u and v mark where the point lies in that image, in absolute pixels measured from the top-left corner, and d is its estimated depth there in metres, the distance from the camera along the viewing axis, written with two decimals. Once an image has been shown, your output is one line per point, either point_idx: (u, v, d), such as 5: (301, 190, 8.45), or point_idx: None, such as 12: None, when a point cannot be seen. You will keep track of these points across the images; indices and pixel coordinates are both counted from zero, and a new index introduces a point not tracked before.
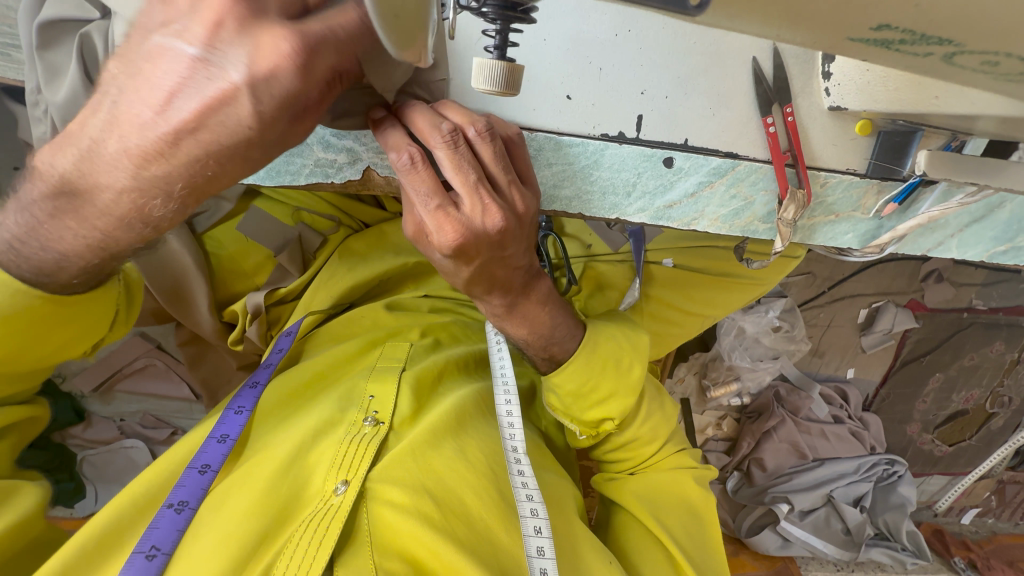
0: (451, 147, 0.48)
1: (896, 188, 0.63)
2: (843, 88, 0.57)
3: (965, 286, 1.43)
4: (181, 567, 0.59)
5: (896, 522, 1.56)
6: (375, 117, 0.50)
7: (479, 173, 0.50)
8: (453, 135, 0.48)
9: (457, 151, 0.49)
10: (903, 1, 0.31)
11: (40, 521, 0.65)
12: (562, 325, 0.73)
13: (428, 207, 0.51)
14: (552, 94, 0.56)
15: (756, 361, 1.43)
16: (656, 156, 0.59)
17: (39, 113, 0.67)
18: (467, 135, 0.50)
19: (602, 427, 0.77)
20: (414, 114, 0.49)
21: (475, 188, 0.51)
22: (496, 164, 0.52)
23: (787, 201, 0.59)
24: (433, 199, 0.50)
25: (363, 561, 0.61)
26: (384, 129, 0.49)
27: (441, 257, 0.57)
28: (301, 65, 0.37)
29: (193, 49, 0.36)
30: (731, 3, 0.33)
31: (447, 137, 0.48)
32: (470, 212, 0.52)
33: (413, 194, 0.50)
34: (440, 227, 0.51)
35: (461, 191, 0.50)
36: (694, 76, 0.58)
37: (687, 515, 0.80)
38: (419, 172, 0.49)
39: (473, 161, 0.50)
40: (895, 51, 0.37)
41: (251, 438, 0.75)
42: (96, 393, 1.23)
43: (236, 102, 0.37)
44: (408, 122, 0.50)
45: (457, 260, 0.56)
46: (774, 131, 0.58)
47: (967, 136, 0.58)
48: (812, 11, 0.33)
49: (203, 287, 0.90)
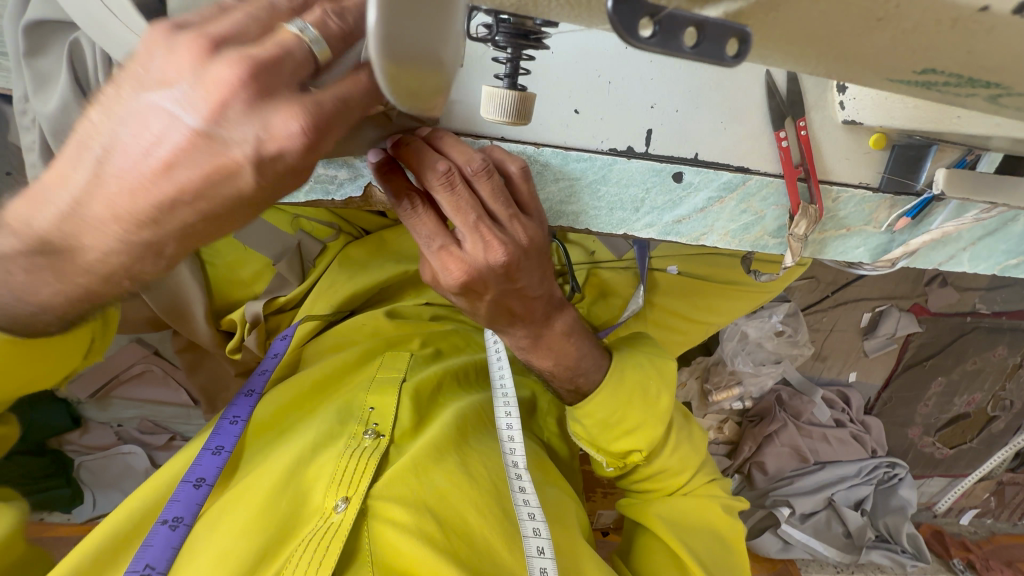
0: (448, 189, 0.48)
1: (909, 203, 0.61)
2: (859, 102, 0.55)
3: (969, 291, 1.42)
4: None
5: (897, 524, 1.56)
6: (374, 162, 0.49)
7: (478, 212, 0.50)
8: (449, 176, 0.47)
9: (454, 193, 0.48)
10: (955, 46, 0.30)
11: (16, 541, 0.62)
12: (588, 355, 0.73)
13: (431, 249, 0.52)
14: (560, 107, 0.54)
15: (758, 365, 1.42)
16: (666, 171, 0.57)
17: (26, 122, 0.66)
18: (464, 173, 0.48)
19: (630, 458, 0.77)
20: (413, 157, 0.48)
21: (476, 227, 0.50)
22: (496, 200, 0.51)
23: (798, 217, 0.58)
24: (435, 241, 0.51)
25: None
26: (384, 176, 0.49)
27: (456, 297, 0.58)
28: (308, 142, 0.37)
29: (194, 120, 0.35)
30: (767, 42, 0.31)
31: (443, 179, 0.47)
32: (473, 250, 0.52)
33: (416, 236, 0.52)
34: (446, 268, 0.52)
35: (462, 231, 0.51)
36: (706, 88, 0.56)
37: (712, 540, 0.82)
38: (418, 217, 0.50)
39: (472, 201, 0.49)
40: (936, 92, 0.36)
41: (246, 452, 0.73)
42: (92, 399, 1.21)
43: (238, 173, 0.37)
44: (416, 169, 0.48)
45: (469, 296, 0.57)
46: (787, 145, 0.56)
47: (982, 150, 0.56)
48: (856, 50, 0.32)
49: (197, 293, 0.88)
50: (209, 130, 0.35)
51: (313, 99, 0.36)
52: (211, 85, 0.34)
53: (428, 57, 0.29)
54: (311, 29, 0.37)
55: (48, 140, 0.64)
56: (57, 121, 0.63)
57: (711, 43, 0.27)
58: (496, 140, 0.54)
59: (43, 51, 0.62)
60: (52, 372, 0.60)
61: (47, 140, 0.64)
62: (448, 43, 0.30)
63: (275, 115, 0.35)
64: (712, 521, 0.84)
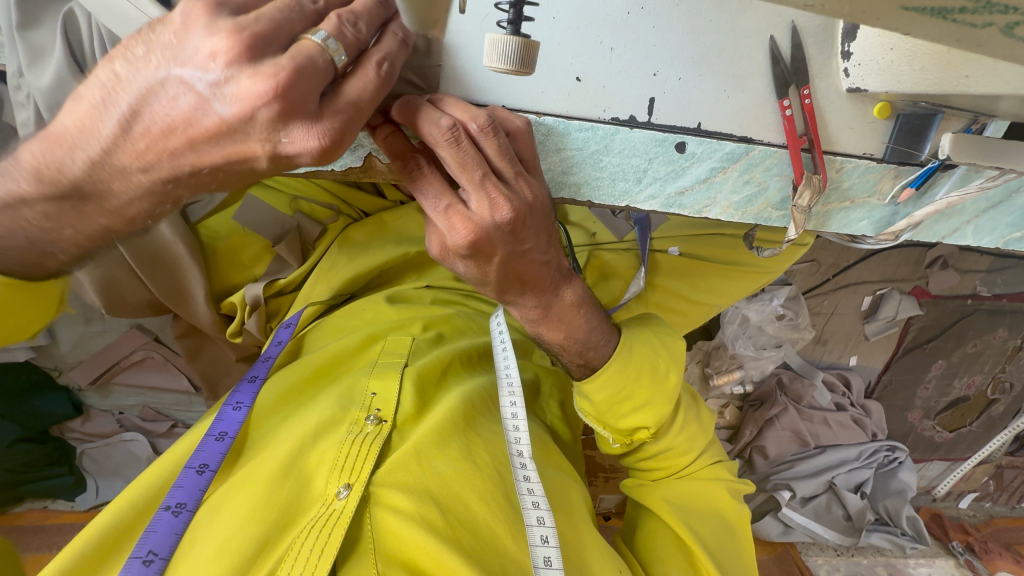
0: (453, 145, 0.47)
1: (914, 172, 0.61)
2: (863, 68, 0.55)
3: (969, 273, 1.41)
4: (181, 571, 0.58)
5: (897, 507, 1.57)
6: (371, 125, 0.50)
7: (484, 168, 0.49)
8: (454, 131, 0.46)
9: (460, 149, 0.47)
10: None
11: None
12: (598, 329, 0.73)
13: (438, 208, 0.51)
14: (562, 75, 0.54)
15: (759, 349, 1.42)
16: (668, 141, 0.56)
17: (21, 97, 0.65)
18: (468, 130, 0.48)
19: (637, 435, 0.77)
20: (412, 114, 0.48)
21: (481, 184, 0.49)
22: (501, 157, 0.50)
23: (801, 187, 0.57)
24: (441, 199, 0.51)
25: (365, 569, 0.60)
26: (384, 136, 0.50)
27: (461, 262, 0.57)
28: (326, 149, 0.42)
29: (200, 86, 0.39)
30: None
31: (448, 135, 0.46)
32: (478, 209, 0.51)
33: (423, 199, 0.51)
34: (451, 227, 0.51)
35: (467, 187, 0.49)
36: (708, 56, 0.55)
37: (720, 527, 0.82)
38: (425, 175, 0.50)
39: (477, 157, 0.48)
40: (950, 22, 0.35)
41: (249, 436, 0.73)
42: (93, 386, 1.20)
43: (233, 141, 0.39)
44: (410, 124, 0.48)
45: (476, 260, 0.56)
46: (791, 114, 0.56)
47: (988, 118, 0.56)
48: None
49: (197, 275, 0.87)
50: (233, 121, 0.39)
51: (333, 112, 0.41)
52: (240, 97, 0.38)
53: None
54: (334, 41, 0.40)
55: (42, 114, 0.63)
56: (52, 95, 0.62)
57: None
58: (500, 106, 0.54)
59: (38, 24, 0.62)
60: (29, 323, 0.61)
61: (41, 114, 0.63)
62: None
63: (297, 130, 0.40)
64: (719, 499, 0.84)
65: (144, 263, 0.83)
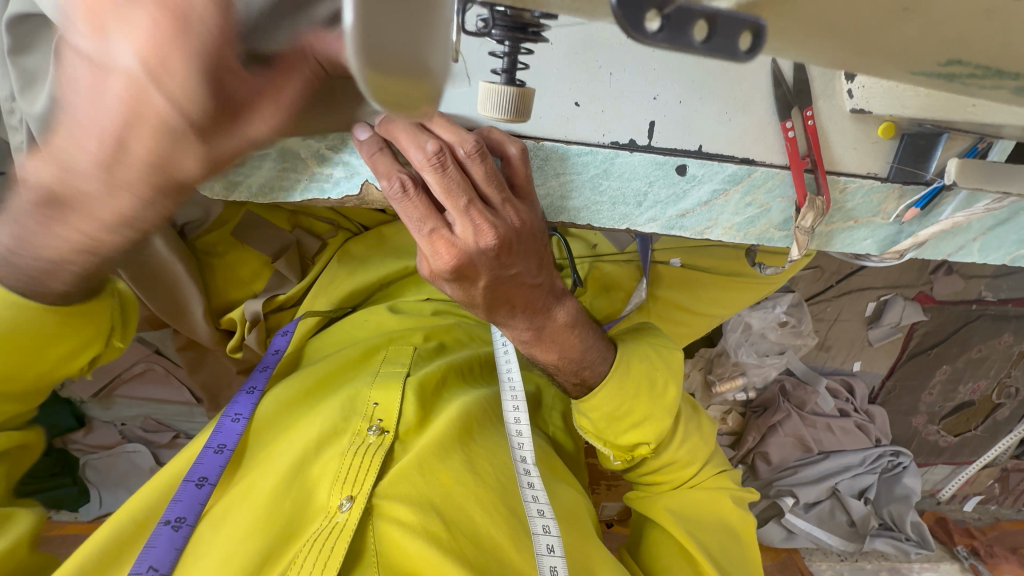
0: (438, 170, 0.46)
1: (919, 192, 0.60)
2: (868, 91, 0.54)
3: (975, 278, 1.40)
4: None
5: (900, 512, 1.56)
6: (360, 138, 0.49)
7: (469, 195, 0.48)
8: (438, 156, 0.46)
9: (444, 174, 0.47)
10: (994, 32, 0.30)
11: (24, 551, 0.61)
12: (593, 347, 0.72)
13: (421, 232, 0.50)
14: (560, 99, 0.53)
15: (762, 356, 1.42)
16: (669, 164, 0.56)
17: (16, 121, 0.65)
18: (456, 155, 0.48)
19: (637, 451, 0.77)
20: (398, 133, 0.46)
21: (466, 211, 0.49)
22: (488, 183, 0.50)
23: (805, 209, 0.56)
24: (426, 223, 0.49)
25: None
26: (371, 153, 0.48)
27: (446, 283, 0.56)
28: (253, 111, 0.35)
29: None
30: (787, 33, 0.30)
31: (433, 160, 0.46)
32: (462, 235, 0.50)
33: (408, 221, 0.50)
34: (435, 252, 0.50)
35: (451, 213, 0.49)
36: (710, 78, 0.55)
37: (726, 537, 0.82)
38: (411, 199, 0.48)
39: (463, 183, 0.48)
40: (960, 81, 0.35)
41: (250, 448, 0.73)
42: (96, 398, 1.21)
43: None
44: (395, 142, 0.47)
45: (462, 283, 0.55)
46: (793, 136, 0.55)
47: (994, 139, 0.55)
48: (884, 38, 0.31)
49: (194, 292, 0.86)
50: None
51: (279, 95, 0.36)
52: None
53: (414, 65, 0.25)
54: None
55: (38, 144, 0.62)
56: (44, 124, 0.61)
57: (724, 38, 0.26)
58: (493, 126, 0.53)
59: (30, 48, 0.60)
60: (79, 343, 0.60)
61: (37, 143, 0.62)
62: (435, 49, 0.25)
63: None
64: (722, 512, 0.84)
65: (138, 279, 0.82)
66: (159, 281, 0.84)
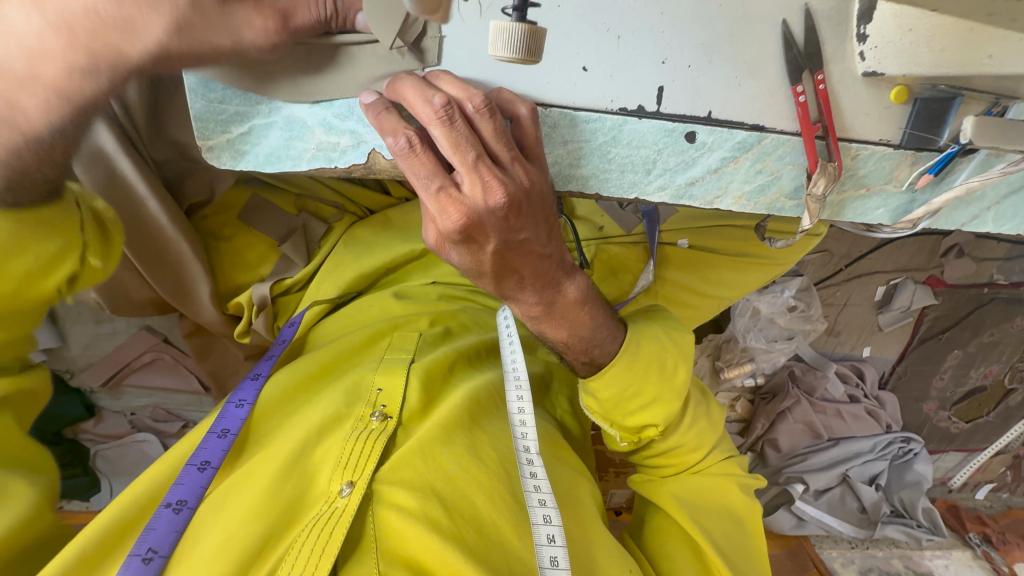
0: (446, 124, 0.46)
1: (932, 159, 0.59)
2: (880, 51, 0.53)
3: (986, 261, 1.38)
4: (181, 567, 0.58)
5: (912, 499, 1.54)
6: (366, 102, 0.50)
7: (477, 150, 0.48)
8: (446, 109, 0.46)
9: (453, 128, 0.47)
10: None
11: (41, 520, 0.62)
12: (603, 326, 0.72)
13: (429, 191, 0.50)
14: (567, 64, 0.53)
15: (771, 342, 1.41)
16: (678, 131, 0.55)
17: None
18: (465, 110, 0.48)
19: (645, 433, 0.76)
20: (407, 91, 0.47)
21: (475, 166, 0.48)
22: (497, 141, 0.50)
23: (816, 175, 0.55)
24: (434, 181, 0.49)
25: (368, 569, 0.59)
26: (377, 113, 0.49)
27: (454, 248, 0.56)
28: None
29: None
30: None
31: (440, 112, 0.46)
32: (471, 193, 0.50)
33: (415, 180, 0.50)
34: (443, 211, 0.50)
35: (460, 171, 0.48)
36: (719, 42, 0.54)
37: (730, 524, 0.81)
38: (418, 156, 0.48)
39: (471, 139, 0.48)
40: None
41: (254, 432, 0.72)
42: (105, 387, 1.21)
43: None
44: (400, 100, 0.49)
45: (469, 247, 0.55)
46: (805, 100, 0.54)
47: (1010, 101, 0.54)
48: None
49: (201, 275, 0.87)
50: None
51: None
52: None
53: None
54: None
55: None
56: None
57: None
58: (501, 89, 0.53)
59: None
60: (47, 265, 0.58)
61: None
62: None
63: None
64: (726, 500, 0.83)
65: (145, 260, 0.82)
66: (169, 264, 0.85)
